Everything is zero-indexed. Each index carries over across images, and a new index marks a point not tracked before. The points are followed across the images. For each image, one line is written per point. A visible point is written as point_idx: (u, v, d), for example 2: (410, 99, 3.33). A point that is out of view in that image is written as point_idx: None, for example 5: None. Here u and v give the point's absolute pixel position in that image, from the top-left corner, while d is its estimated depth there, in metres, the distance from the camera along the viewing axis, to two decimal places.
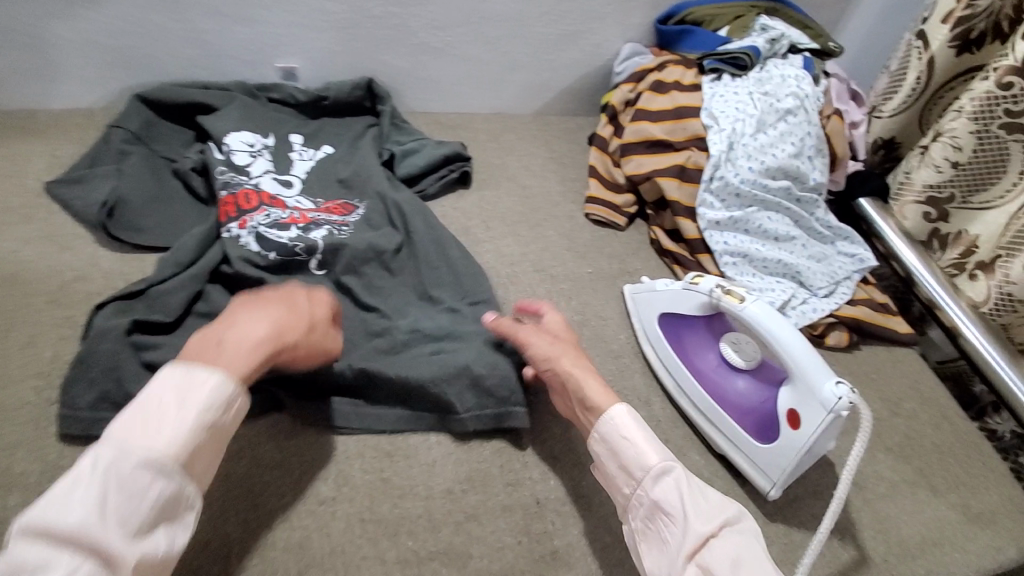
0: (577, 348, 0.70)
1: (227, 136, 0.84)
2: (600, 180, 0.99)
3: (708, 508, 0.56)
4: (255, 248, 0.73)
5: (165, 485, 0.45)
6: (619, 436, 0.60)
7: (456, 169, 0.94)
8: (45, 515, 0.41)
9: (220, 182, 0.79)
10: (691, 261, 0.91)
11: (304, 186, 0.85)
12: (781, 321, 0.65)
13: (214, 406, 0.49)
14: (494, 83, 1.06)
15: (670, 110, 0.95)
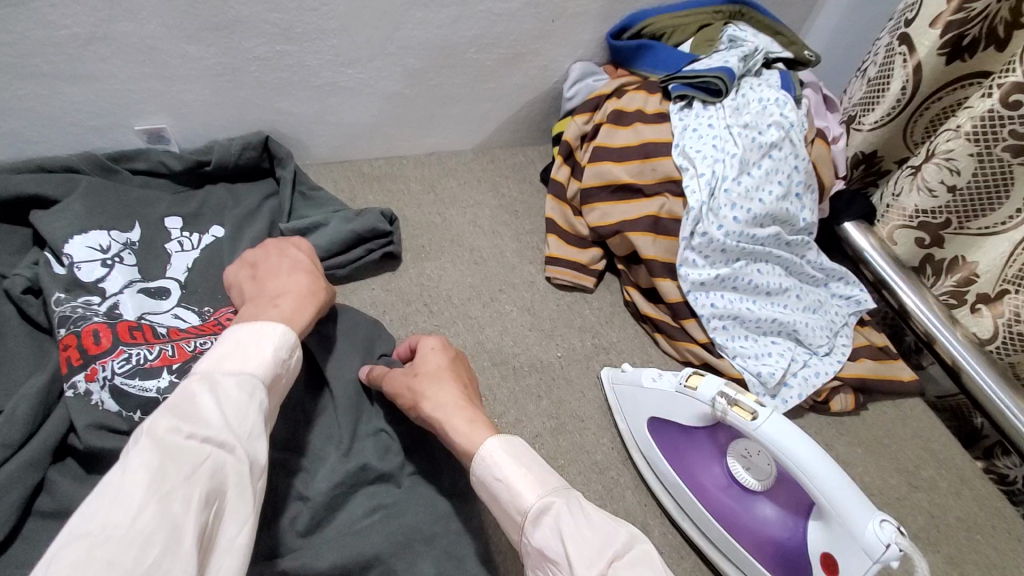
0: (444, 373, 0.59)
1: (65, 242, 0.64)
2: (560, 236, 0.83)
3: (591, 538, 0.41)
4: (114, 409, 0.54)
5: (264, 401, 0.45)
6: (493, 478, 0.47)
7: (375, 248, 0.76)
8: (170, 414, 0.40)
9: (59, 317, 0.58)
10: (674, 329, 0.78)
11: (185, 293, 0.66)
12: (804, 440, 0.53)
13: (279, 339, 0.49)
14: (424, 121, 0.89)
15: (636, 148, 0.80)
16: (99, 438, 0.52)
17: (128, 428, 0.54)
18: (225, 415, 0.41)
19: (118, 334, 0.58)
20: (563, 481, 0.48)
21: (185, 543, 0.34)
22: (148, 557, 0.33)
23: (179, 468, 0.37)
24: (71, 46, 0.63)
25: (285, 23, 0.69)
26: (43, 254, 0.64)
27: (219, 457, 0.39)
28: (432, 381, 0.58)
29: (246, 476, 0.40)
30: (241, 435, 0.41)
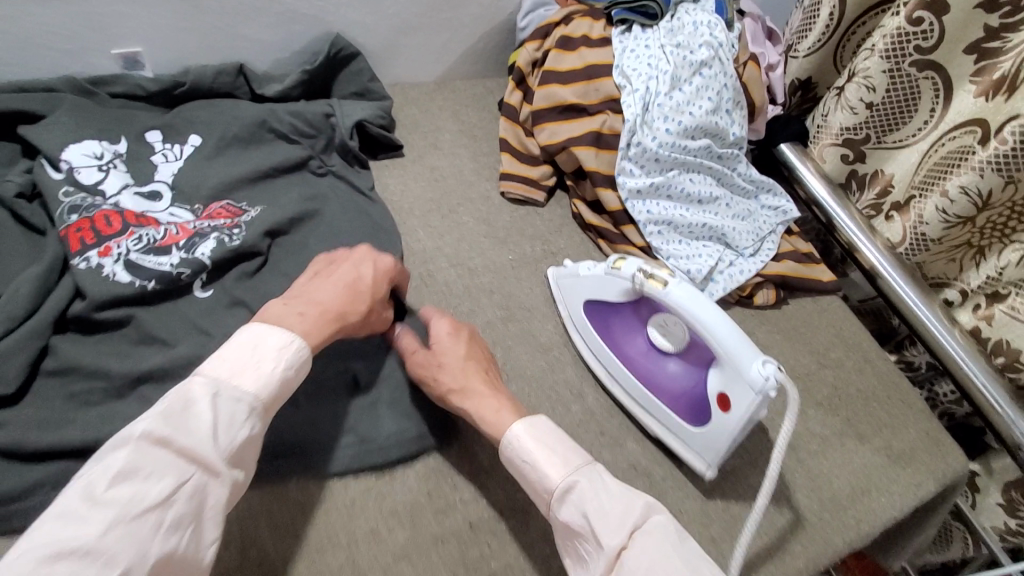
0: (468, 365, 0.63)
1: (65, 150, 0.71)
2: (512, 154, 0.91)
3: (612, 515, 0.52)
4: (127, 279, 0.64)
5: (252, 425, 0.51)
6: (521, 461, 0.56)
7: (384, 129, 0.89)
8: (165, 425, 0.46)
9: (67, 207, 0.67)
10: (615, 234, 0.87)
11: (177, 194, 0.73)
12: (707, 304, 0.62)
13: (294, 363, 0.54)
14: (386, 50, 0.95)
15: (581, 70, 0.87)
16: (110, 297, 0.62)
17: (141, 296, 0.64)
18: (213, 440, 0.48)
19: (127, 218, 0.68)
20: (587, 457, 0.57)
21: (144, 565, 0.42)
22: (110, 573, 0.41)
23: (162, 485, 0.45)
24: None
25: None
26: (41, 164, 0.71)
27: (198, 479, 0.47)
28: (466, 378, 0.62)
29: (217, 501, 0.48)
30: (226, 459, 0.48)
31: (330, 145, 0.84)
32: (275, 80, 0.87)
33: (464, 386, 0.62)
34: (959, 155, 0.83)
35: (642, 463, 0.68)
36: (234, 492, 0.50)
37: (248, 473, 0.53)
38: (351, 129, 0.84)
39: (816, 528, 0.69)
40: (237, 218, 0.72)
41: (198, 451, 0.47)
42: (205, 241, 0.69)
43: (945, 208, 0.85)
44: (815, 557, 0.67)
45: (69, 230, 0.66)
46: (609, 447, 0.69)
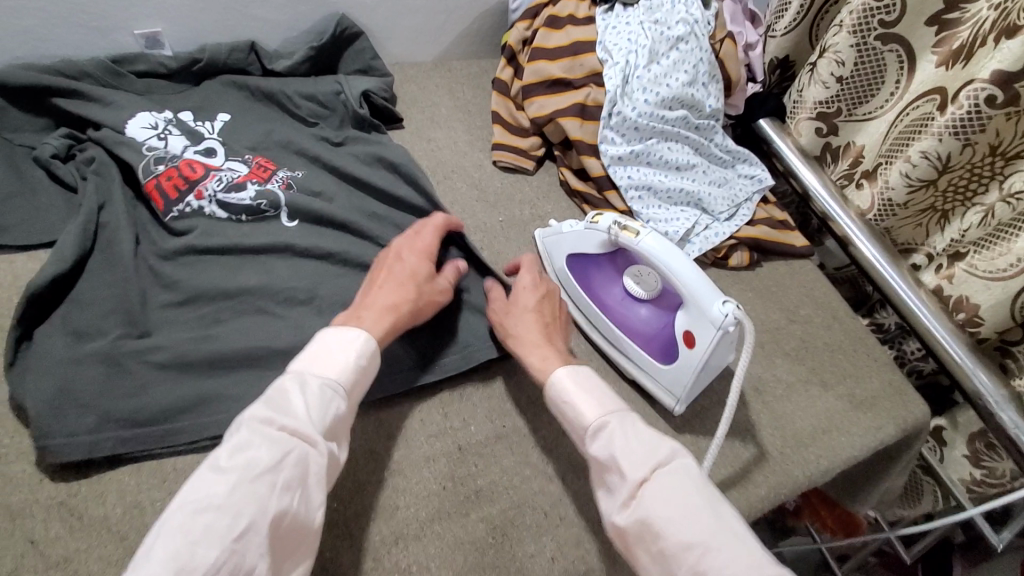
0: (533, 310, 0.70)
1: (126, 126, 0.80)
2: (504, 126, 0.98)
3: (638, 451, 0.56)
4: (222, 215, 0.76)
5: (340, 404, 0.56)
6: (560, 398, 0.62)
7: (388, 102, 0.96)
8: (268, 407, 0.53)
9: (154, 159, 0.78)
10: (599, 199, 0.93)
11: (227, 150, 0.83)
12: (675, 252, 0.68)
13: (366, 349, 0.60)
14: (386, 30, 1.01)
15: (568, 47, 0.94)
16: (196, 240, 0.73)
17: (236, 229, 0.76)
18: (310, 415, 0.53)
19: (205, 165, 0.79)
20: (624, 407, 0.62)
21: (265, 520, 0.47)
22: (239, 525, 0.46)
23: (271, 454, 0.50)
24: None
25: None
26: (100, 134, 0.79)
27: (302, 449, 0.52)
28: (541, 322, 0.69)
29: (321, 469, 0.52)
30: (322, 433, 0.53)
31: (346, 116, 0.91)
32: (285, 57, 0.94)
33: (536, 322, 0.69)
34: (920, 123, 0.89)
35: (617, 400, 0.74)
36: (332, 468, 0.55)
37: (343, 453, 0.57)
38: (360, 99, 0.92)
39: (778, 461, 0.75)
40: (284, 178, 0.81)
41: (298, 425, 0.52)
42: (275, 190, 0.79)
43: (908, 172, 0.91)
44: (777, 487, 0.73)
45: (161, 180, 0.76)
46: None
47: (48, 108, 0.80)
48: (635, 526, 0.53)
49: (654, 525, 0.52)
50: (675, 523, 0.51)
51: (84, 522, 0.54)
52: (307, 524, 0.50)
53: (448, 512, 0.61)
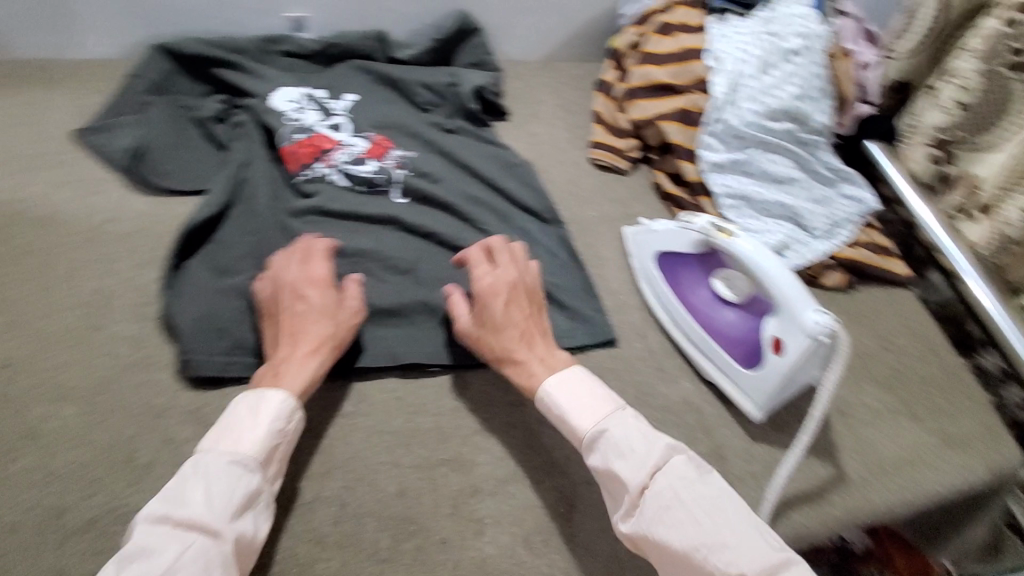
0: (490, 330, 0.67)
1: (270, 96, 0.89)
2: (604, 126, 1.01)
3: (635, 456, 0.58)
4: (346, 183, 0.85)
5: (249, 481, 0.53)
6: (555, 414, 0.63)
7: (497, 97, 1.02)
8: (163, 503, 0.51)
9: (294, 127, 0.87)
10: (691, 204, 0.93)
11: (352, 126, 0.92)
12: (770, 257, 0.69)
13: (282, 414, 0.58)
14: (502, 29, 1.08)
15: (675, 53, 0.95)
16: (322, 204, 0.81)
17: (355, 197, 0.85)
18: (211, 502, 0.51)
19: (331, 139, 0.88)
20: (615, 406, 0.63)
21: None
22: None
23: (168, 555, 0.48)
24: None
25: None
26: (250, 101, 0.89)
27: (202, 543, 0.49)
28: (520, 328, 0.68)
29: (227, 557, 0.50)
30: (226, 518, 0.51)
31: (456, 108, 0.98)
32: (407, 46, 1.02)
33: (515, 332, 0.67)
34: None
35: (694, 400, 0.75)
36: (246, 550, 0.52)
37: (264, 529, 0.54)
38: (472, 95, 0.98)
39: (856, 486, 0.73)
40: (397, 158, 0.89)
41: (195, 516, 0.50)
42: (393, 169, 0.87)
43: None
44: (853, 510, 0.71)
45: (296, 147, 0.85)
46: (665, 381, 0.76)
47: (210, 78, 0.92)
48: (640, 533, 0.56)
49: (655, 530, 0.55)
50: (675, 527, 0.54)
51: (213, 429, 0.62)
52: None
53: (523, 477, 0.65)
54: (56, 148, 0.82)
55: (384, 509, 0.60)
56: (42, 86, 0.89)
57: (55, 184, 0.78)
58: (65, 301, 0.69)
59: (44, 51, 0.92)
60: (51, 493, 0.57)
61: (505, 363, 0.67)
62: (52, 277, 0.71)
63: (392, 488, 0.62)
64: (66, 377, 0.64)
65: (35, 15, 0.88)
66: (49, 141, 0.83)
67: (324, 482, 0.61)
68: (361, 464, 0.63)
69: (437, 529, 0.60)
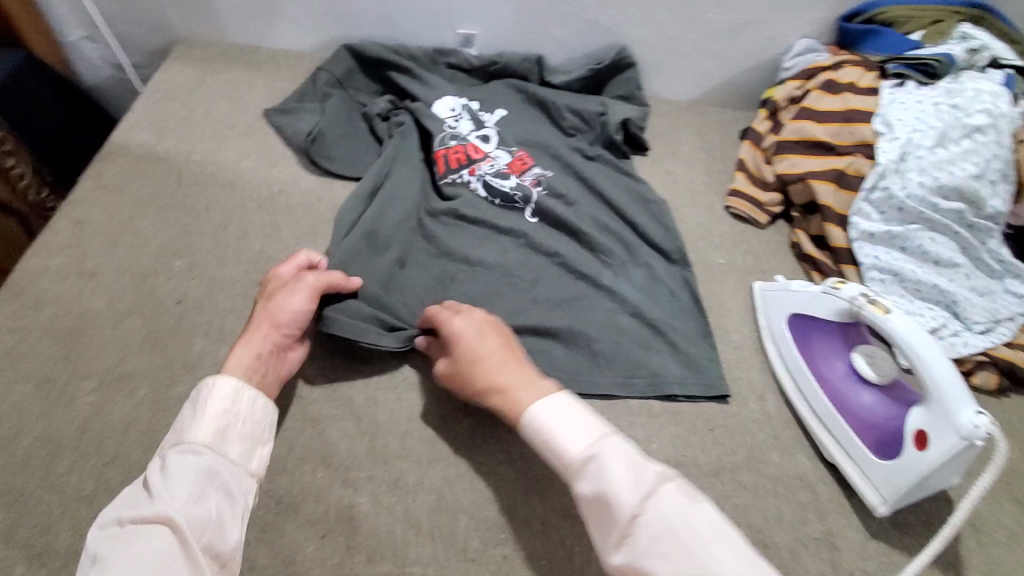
0: (484, 359, 0.64)
1: (432, 104, 0.96)
2: (747, 174, 0.99)
3: (626, 479, 0.52)
4: (484, 194, 0.89)
5: (204, 465, 0.52)
6: (545, 441, 0.57)
7: (641, 131, 1.02)
8: (116, 509, 0.49)
9: (449, 136, 0.93)
10: (832, 269, 0.89)
11: (499, 139, 0.96)
12: (929, 341, 0.63)
13: (224, 398, 0.56)
14: (655, 67, 1.09)
15: (840, 112, 0.92)
16: (456, 212, 0.85)
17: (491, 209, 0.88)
18: (165, 491, 0.49)
19: (478, 152, 0.93)
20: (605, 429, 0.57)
21: None
22: None
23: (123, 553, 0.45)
24: None
25: None
26: (414, 105, 0.96)
27: (160, 532, 0.47)
28: (494, 355, 0.64)
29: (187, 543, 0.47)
30: (184, 505, 0.49)
31: (600, 137, 1.00)
32: (562, 72, 1.06)
33: (492, 360, 0.64)
34: None
35: (808, 478, 0.69)
36: (215, 534, 0.50)
37: (232, 516, 0.52)
38: (617, 126, 0.99)
39: None
40: (535, 175, 0.92)
41: (150, 510, 0.48)
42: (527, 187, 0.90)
43: None
44: None
45: (448, 152, 0.91)
46: (779, 450, 0.71)
47: (382, 80, 1.00)
48: (633, 567, 0.49)
49: (647, 562, 0.48)
50: (665, 559, 0.47)
51: (338, 397, 0.67)
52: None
53: None
54: (247, 122, 0.93)
55: (476, 511, 0.61)
56: (245, 69, 1.02)
57: (242, 153, 0.89)
58: (234, 255, 0.78)
59: (253, 39, 1.06)
60: None
61: (490, 396, 0.63)
62: (228, 233, 0.80)
63: (487, 492, 0.63)
64: (225, 322, 0.71)
65: (252, 9, 1.01)
66: (243, 116, 0.94)
67: (426, 470, 0.63)
68: (461, 462, 0.64)
69: (523, 544, 0.60)
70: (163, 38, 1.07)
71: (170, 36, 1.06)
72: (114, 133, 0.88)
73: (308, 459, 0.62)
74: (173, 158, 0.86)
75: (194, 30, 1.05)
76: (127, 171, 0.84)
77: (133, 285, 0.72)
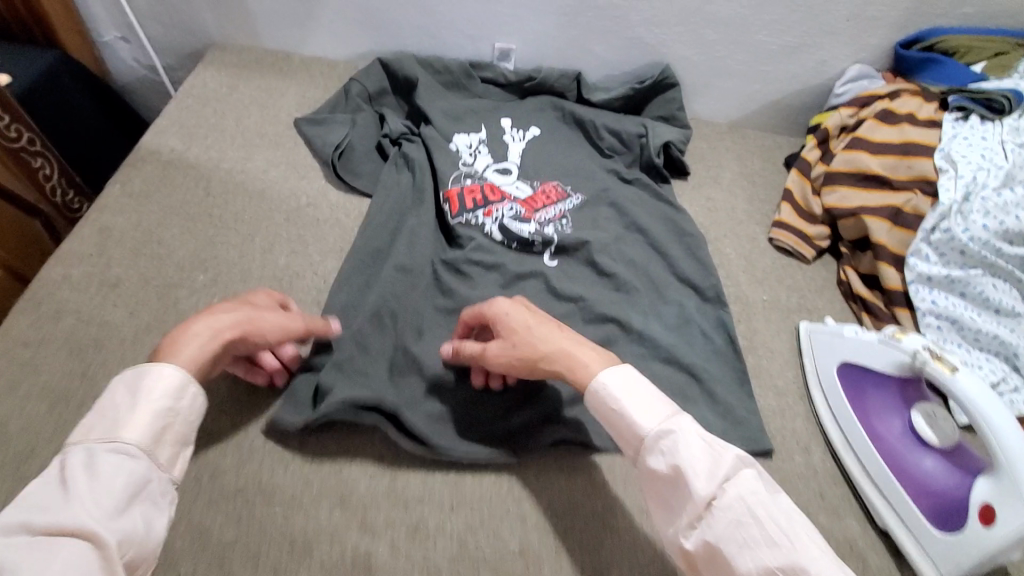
0: (537, 327, 0.59)
1: (451, 141, 0.92)
2: (793, 206, 0.93)
3: (704, 461, 0.48)
4: (500, 237, 0.82)
5: (136, 468, 0.44)
6: (614, 412, 0.53)
7: (682, 155, 0.98)
8: (19, 511, 0.39)
9: (465, 174, 0.88)
10: (883, 312, 0.83)
11: (520, 172, 0.93)
12: (1000, 407, 0.58)
13: (171, 390, 0.47)
14: (698, 88, 1.05)
15: (896, 145, 0.87)
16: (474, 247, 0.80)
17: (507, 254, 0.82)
18: (84, 497, 0.41)
19: (495, 192, 0.86)
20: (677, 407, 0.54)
21: None
22: None
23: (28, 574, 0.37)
24: None
25: None
26: (426, 129, 0.91)
27: (75, 550, 0.38)
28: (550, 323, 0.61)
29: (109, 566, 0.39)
30: (106, 518, 0.40)
31: (638, 159, 0.96)
32: (601, 90, 1.03)
33: (549, 326, 0.60)
34: None
35: (857, 543, 0.64)
36: (137, 554, 0.42)
37: (158, 531, 0.44)
38: (659, 149, 0.95)
39: None
40: (559, 209, 0.89)
41: (67, 518, 0.39)
42: (552, 219, 0.87)
43: None
44: None
45: (462, 191, 0.84)
46: (826, 510, 0.66)
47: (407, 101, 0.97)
48: (704, 549, 0.47)
49: (723, 547, 0.46)
50: (745, 549, 0.45)
51: (360, 430, 0.64)
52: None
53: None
54: (276, 130, 0.91)
55: (500, 564, 0.57)
56: (277, 75, 1.00)
57: (270, 163, 0.87)
58: (258, 271, 0.75)
59: (287, 45, 1.04)
60: (211, 449, 0.61)
61: (550, 363, 0.57)
62: (253, 248, 0.77)
63: (512, 543, 0.59)
64: None
65: (287, 15, 0.99)
66: (273, 124, 0.92)
67: (448, 514, 0.60)
68: (485, 507, 0.61)
69: None
70: (197, 41, 1.05)
71: (204, 39, 1.04)
72: (144, 137, 0.86)
73: (325, 496, 0.59)
74: (201, 165, 0.84)
75: (228, 34, 1.03)
76: (155, 177, 0.82)
77: (155, 298, 0.70)
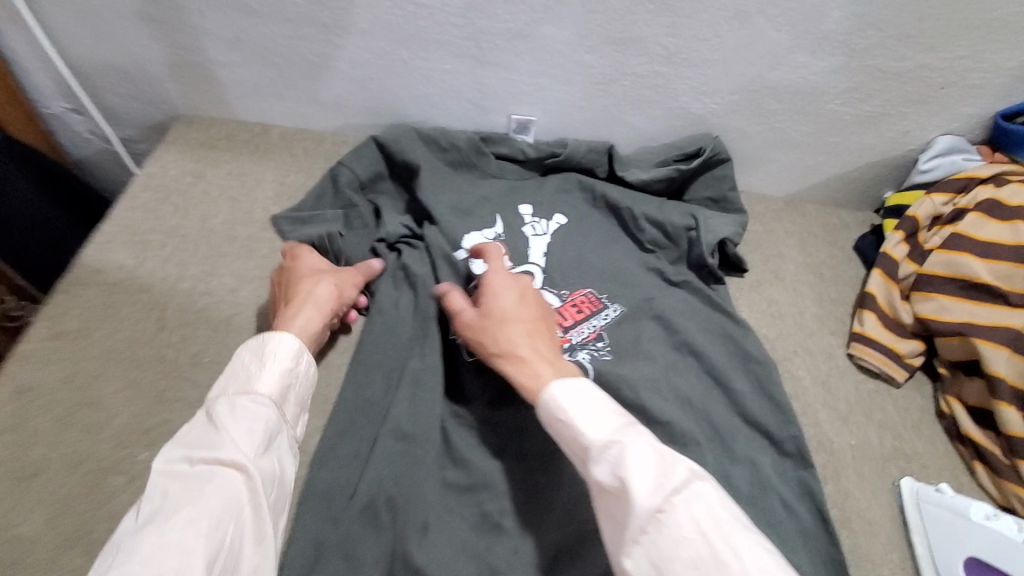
0: (508, 321, 0.61)
1: (461, 244, 0.75)
2: (878, 315, 0.77)
3: (650, 471, 0.46)
4: None
5: (268, 415, 0.52)
6: (558, 418, 0.52)
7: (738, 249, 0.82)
8: (182, 448, 0.48)
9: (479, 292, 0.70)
10: (1006, 466, 0.66)
11: (546, 278, 0.76)
12: None
13: (292, 356, 0.57)
14: (751, 161, 0.88)
15: (1009, 247, 0.71)
16: (493, 392, 0.66)
17: None
18: (235, 435, 0.49)
19: None
20: (630, 421, 0.52)
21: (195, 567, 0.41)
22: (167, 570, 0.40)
23: (202, 489, 0.45)
24: (502, 39, 0.74)
25: (674, 48, 0.73)
26: (430, 231, 0.75)
27: (229, 477, 0.47)
28: (526, 322, 0.61)
29: (253, 494, 0.47)
30: (251, 456, 0.49)
31: (685, 257, 0.80)
32: (639, 165, 0.85)
33: (521, 326, 0.61)
34: None
35: None
36: (276, 491, 0.51)
37: (287, 471, 0.53)
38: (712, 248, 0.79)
39: None
40: (594, 327, 0.73)
41: (223, 451, 0.48)
42: (584, 342, 0.72)
43: None
44: None
45: None
46: None
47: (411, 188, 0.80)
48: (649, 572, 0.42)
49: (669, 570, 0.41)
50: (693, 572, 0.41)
51: None
52: (252, 557, 0.46)
53: None
54: (249, 233, 0.75)
55: None
56: (252, 156, 0.84)
57: (240, 280, 0.71)
58: None
59: (262, 115, 0.86)
60: None
61: (501, 359, 0.59)
62: None
63: None
64: None
65: (257, 84, 0.82)
66: (247, 224, 0.76)
67: None
68: None
69: None
70: (159, 112, 0.88)
71: (165, 110, 0.88)
72: (84, 251, 0.70)
73: None
74: (155, 288, 0.68)
75: (192, 104, 0.86)
76: (100, 308, 0.66)
77: (82, 493, 0.55)
